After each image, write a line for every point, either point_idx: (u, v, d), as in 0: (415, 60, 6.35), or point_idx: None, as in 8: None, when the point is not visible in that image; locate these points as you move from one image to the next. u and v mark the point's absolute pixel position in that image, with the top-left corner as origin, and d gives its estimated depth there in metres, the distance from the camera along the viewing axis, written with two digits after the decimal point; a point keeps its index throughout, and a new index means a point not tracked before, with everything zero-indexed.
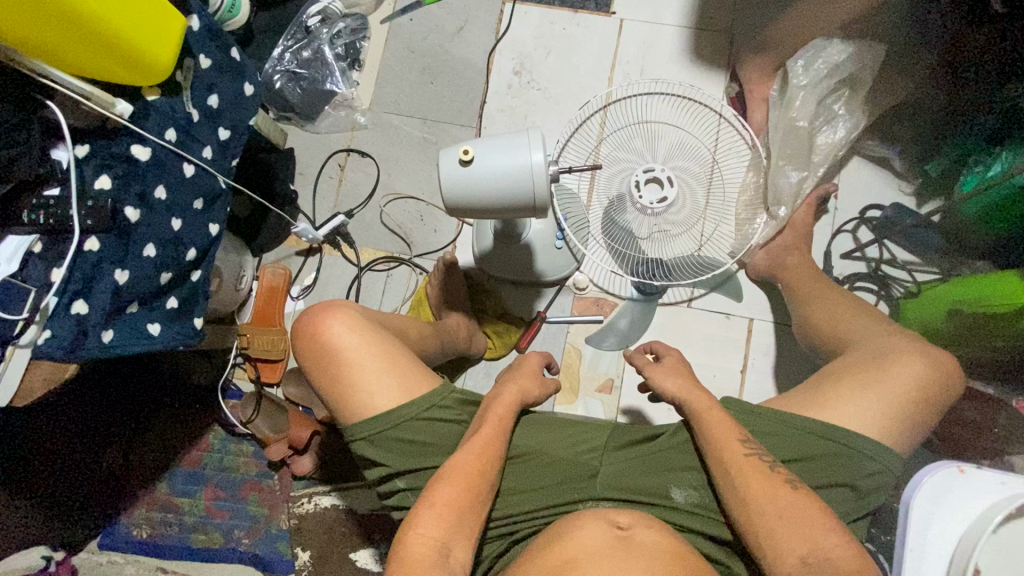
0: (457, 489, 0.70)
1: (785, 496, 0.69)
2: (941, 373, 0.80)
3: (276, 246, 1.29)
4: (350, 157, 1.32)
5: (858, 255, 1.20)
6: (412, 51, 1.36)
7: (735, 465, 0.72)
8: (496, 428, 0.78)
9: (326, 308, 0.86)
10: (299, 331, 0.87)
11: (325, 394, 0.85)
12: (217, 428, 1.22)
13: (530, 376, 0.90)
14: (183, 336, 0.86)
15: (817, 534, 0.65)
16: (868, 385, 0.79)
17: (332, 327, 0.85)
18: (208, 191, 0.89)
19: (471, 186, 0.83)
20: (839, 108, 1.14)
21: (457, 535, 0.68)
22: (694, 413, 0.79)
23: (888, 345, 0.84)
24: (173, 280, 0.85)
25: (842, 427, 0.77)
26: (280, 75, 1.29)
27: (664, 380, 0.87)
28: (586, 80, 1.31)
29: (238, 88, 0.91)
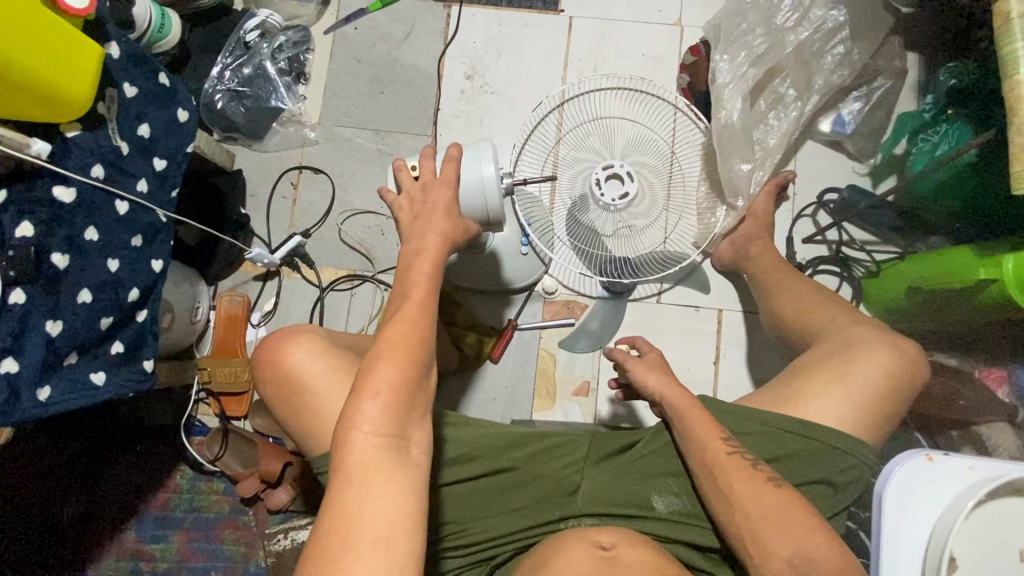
0: (389, 373, 0.58)
1: (770, 496, 0.68)
2: (907, 360, 0.81)
3: (233, 272, 1.24)
4: (302, 174, 1.27)
5: (819, 238, 1.21)
6: (359, 61, 1.31)
7: (718, 467, 0.72)
8: (427, 291, 0.63)
9: (290, 335, 0.83)
10: (262, 360, 0.83)
11: (292, 426, 0.81)
12: (183, 468, 1.16)
13: (443, 207, 0.71)
14: (133, 381, 0.82)
15: (799, 530, 0.65)
16: (840, 378, 0.80)
17: (295, 355, 0.81)
18: (147, 227, 0.84)
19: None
20: (787, 89, 1.12)
21: (411, 423, 0.59)
22: (675, 413, 0.78)
23: (856, 336, 0.85)
24: (116, 325, 0.80)
25: (818, 423, 0.77)
26: (221, 95, 1.22)
27: (647, 375, 0.85)
28: (541, 81, 1.29)
29: (170, 114, 0.86)
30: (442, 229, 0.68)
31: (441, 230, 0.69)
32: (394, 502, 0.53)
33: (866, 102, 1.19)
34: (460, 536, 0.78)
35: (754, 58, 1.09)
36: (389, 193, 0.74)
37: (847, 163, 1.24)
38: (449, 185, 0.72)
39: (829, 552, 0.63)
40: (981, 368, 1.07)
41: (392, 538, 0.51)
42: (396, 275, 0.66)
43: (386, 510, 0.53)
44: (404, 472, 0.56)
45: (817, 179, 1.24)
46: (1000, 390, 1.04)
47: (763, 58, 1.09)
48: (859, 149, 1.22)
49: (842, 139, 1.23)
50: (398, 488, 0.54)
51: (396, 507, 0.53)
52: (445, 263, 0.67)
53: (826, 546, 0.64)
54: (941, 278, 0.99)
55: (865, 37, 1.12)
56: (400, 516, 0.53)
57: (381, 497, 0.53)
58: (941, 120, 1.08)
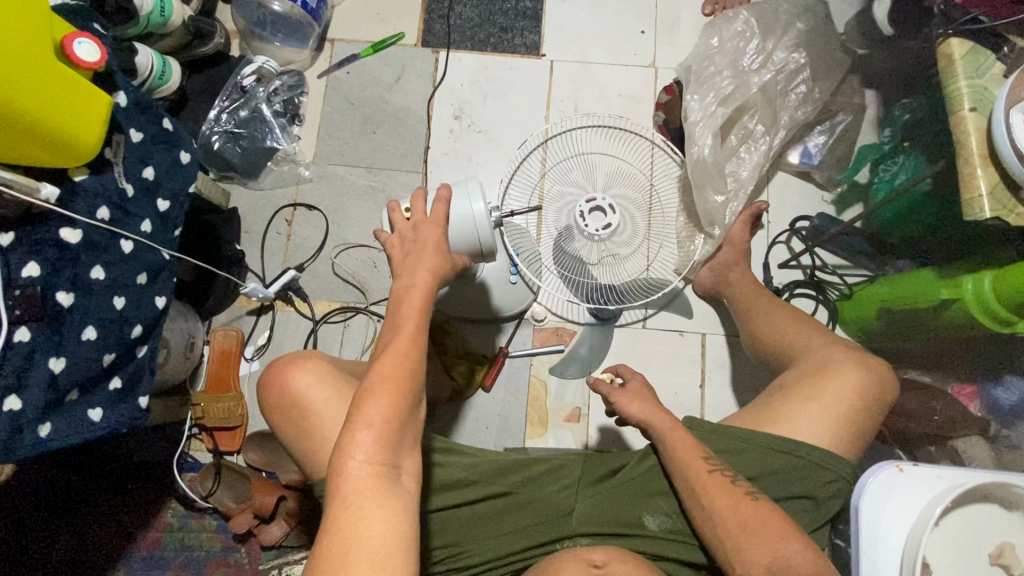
0: (381, 405, 0.60)
1: (747, 507, 0.71)
2: (880, 378, 0.86)
3: (227, 307, 1.26)
4: (297, 211, 1.31)
5: (793, 264, 1.28)
6: (352, 102, 1.37)
7: (700, 485, 0.75)
8: (417, 325, 0.66)
9: (295, 358, 0.85)
10: (266, 384, 0.85)
11: (295, 449, 0.83)
12: (175, 505, 1.15)
13: (433, 244, 0.75)
14: (130, 417, 0.83)
15: (775, 540, 0.68)
16: (815, 397, 0.84)
17: (299, 378, 0.83)
18: (151, 264, 0.86)
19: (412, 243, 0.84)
20: (756, 124, 1.19)
21: (402, 453, 0.61)
22: (659, 434, 0.81)
23: (831, 357, 0.89)
24: (117, 360, 0.81)
25: (797, 440, 0.81)
26: (218, 135, 1.27)
27: (630, 406, 0.88)
28: (525, 119, 1.37)
29: (172, 157, 0.90)
30: (432, 266, 0.72)
31: (430, 267, 0.72)
32: (386, 531, 0.55)
33: (829, 136, 1.27)
34: (456, 557, 0.80)
35: (723, 98, 1.17)
36: (383, 233, 0.78)
37: (815, 192, 1.31)
38: (438, 225, 0.76)
39: (801, 557, 0.66)
40: (953, 385, 1.13)
41: (386, 561, 0.53)
42: (388, 309, 0.69)
43: (379, 535, 0.55)
44: (397, 499, 0.58)
45: (789, 208, 1.31)
46: (972, 405, 1.09)
47: (731, 98, 1.17)
48: (827, 179, 1.29)
49: (810, 170, 1.30)
50: (391, 514, 0.56)
51: (388, 536, 0.55)
52: (434, 299, 0.71)
53: (800, 551, 0.67)
54: (909, 301, 1.05)
55: (824, 77, 1.20)
56: (392, 541, 0.55)
57: (373, 526, 0.55)
58: (899, 152, 1.15)
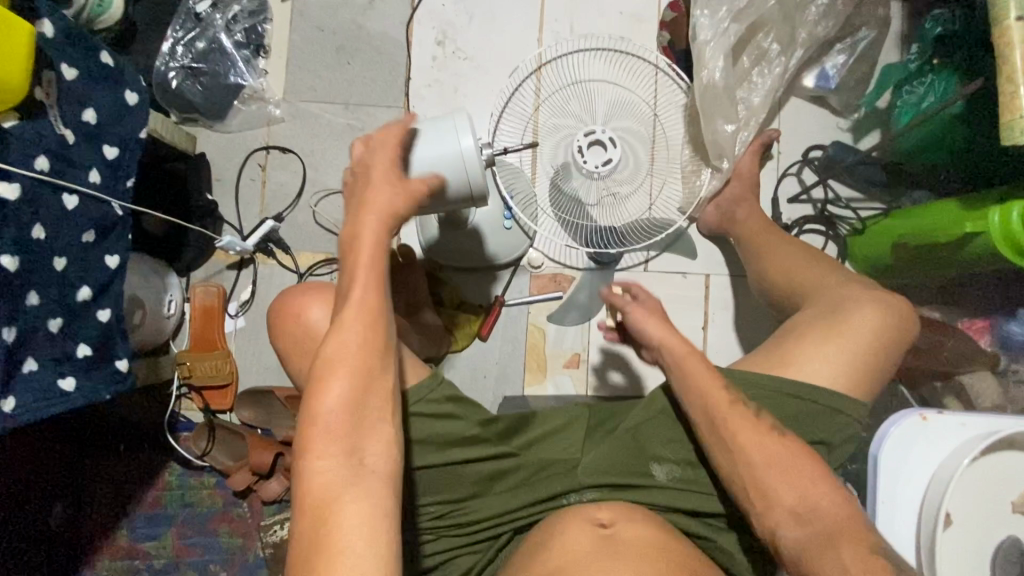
0: (335, 396, 0.56)
1: (773, 444, 0.69)
2: (899, 316, 0.81)
3: (205, 261, 1.19)
4: (270, 155, 1.21)
5: (804, 198, 1.21)
6: (321, 29, 1.23)
7: (722, 420, 0.71)
8: (369, 293, 0.60)
9: (311, 288, 0.78)
10: (278, 310, 0.78)
11: (306, 386, 0.78)
12: (171, 464, 1.14)
13: (385, 180, 0.64)
14: (104, 385, 0.79)
15: (806, 483, 0.67)
16: (831, 339, 0.80)
17: (312, 310, 0.76)
18: (100, 221, 0.78)
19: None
20: (772, 44, 1.09)
21: (367, 441, 0.57)
22: (674, 361, 0.77)
23: (847, 295, 0.85)
24: (81, 326, 0.76)
25: (811, 384, 0.77)
26: (176, 72, 1.13)
27: (644, 324, 0.81)
28: (515, 43, 1.23)
29: (116, 97, 0.79)
30: (381, 206, 0.62)
31: (383, 209, 0.63)
32: (356, 528, 0.52)
33: (850, 55, 1.15)
34: (463, 514, 0.78)
35: (737, 14, 1.04)
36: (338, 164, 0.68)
37: (830, 119, 1.22)
38: (391, 153, 0.66)
39: (829, 500, 0.65)
40: (963, 320, 1.09)
41: (359, 561, 0.51)
42: (339, 269, 0.62)
43: (349, 533, 0.52)
44: (366, 493, 0.54)
45: (801, 137, 1.22)
46: (982, 340, 1.07)
47: (745, 13, 1.04)
48: (843, 104, 1.19)
49: (826, 94, 1.19)
50: (360, 510, 0.53)
51: (357, 534, 0.52)
52: (387, 249, 0.62)
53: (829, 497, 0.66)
54: (924, 236, 1.01)
55: None
56: (364, 538, 0.52)
57: (343, 525, 0.52)
58: (926, 71, 1.03)
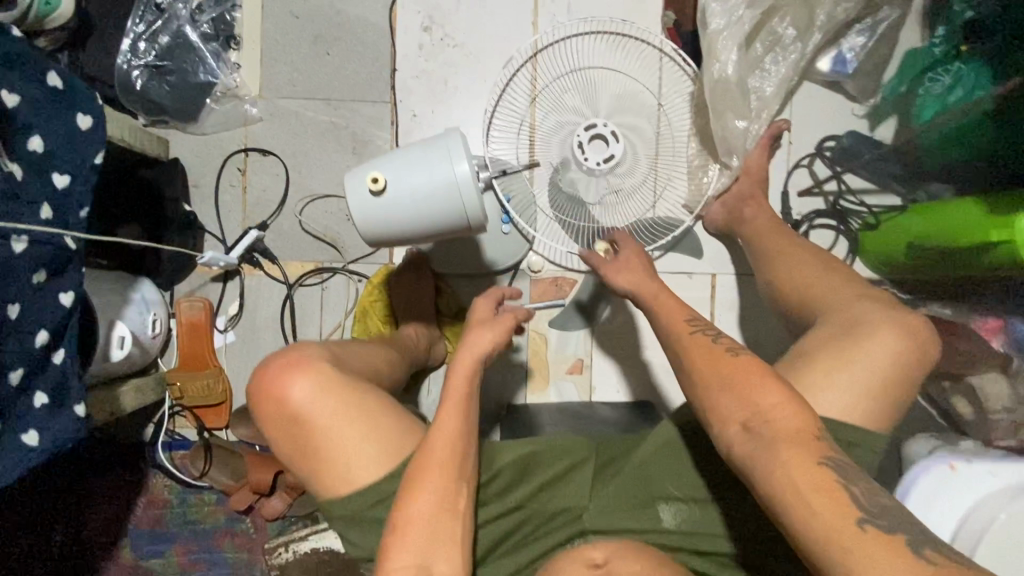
0: (422, 503, 0.66)
1: (729, 368, 0.70)
2: (916, 346, 0.79)
3: (188, 274, 1.13)
4: (249, 157, 1.13)
5: (816, 191, 1.15)
6: (296, 15, 1.12)
7: (687, 349, 0.76)
8: (463, 413, 0.71)
9: (288, 364, 0.71)
10: (256, 393, 0.72)
11: (297, 469, 0.72)
12: (170, 483, 1.11)
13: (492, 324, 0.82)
14: (68, 433, 0.75)
15: (751, 392, 0.66)
16: (844, 366, 0.78)
17: (294, 391, 0.70)
18: (54, 257, 0.72)
19: (382, 221, 0.67)
20: (786, 28, 1.00)
21: (438, 551, 0.65)
22: (649, 302, 0.86)
23: (866, 317, 0.82)
24: (26, 378, 0.71)
25: (825, 415, 0.76)
26: (139, 71, 1.04)
27: (616, 277, 0.92)
28: (509, 27, 1.14)
29: (67, 123, 0.72)
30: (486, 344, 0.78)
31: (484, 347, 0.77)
32: None
33: (870, 37, 1.07)
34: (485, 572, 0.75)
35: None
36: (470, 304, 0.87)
37: (845, 105, 1.15)
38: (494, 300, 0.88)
39: (780, 408, 0.63)
40: (976, 319, 1.05)
41: None
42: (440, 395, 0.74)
43: None
44: None
45: (814, 126, 1.15)
46: (994, 341, 1.03)
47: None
48: (859, 89, 1.12)
49: (842, 79, 1.12)
50: None
51: None
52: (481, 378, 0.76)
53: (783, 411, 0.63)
54: (938, 239, 0.97)
55: None
56: None
57: None
58: (952, 59, 0.96)
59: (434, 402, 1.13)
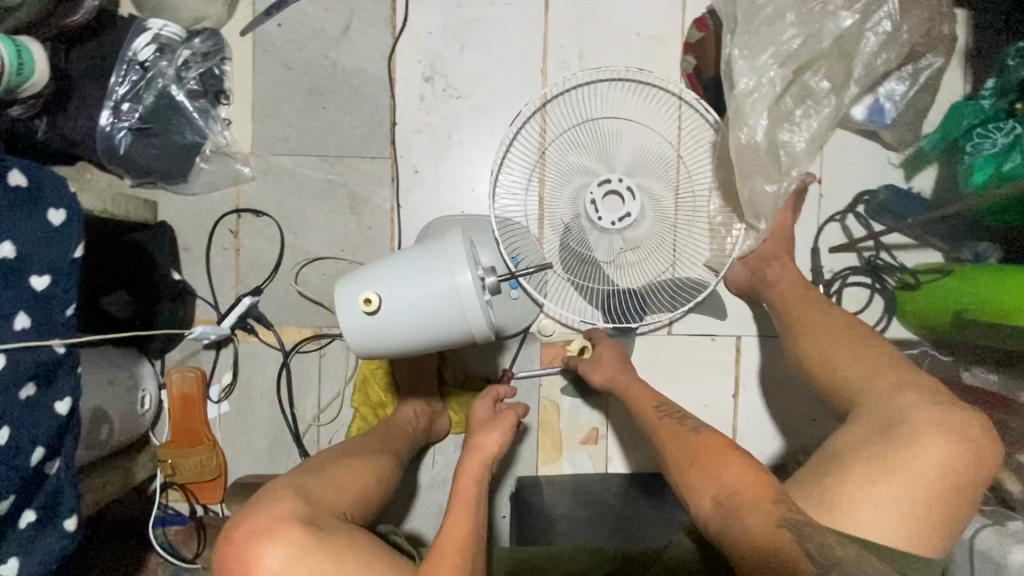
0: None
1: (697, 445, 0.77)
2: (972, 451, 0.71)
3: (179, 342, 1.07)
4: (242, 219, 1.06)
5: (848, 248, 1.07)
6: (289, 68, 1.06)
7: (662, 432, 0.82)
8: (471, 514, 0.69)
9: (259, 526, 0.67)
10: (227, 565, 0.67)
11: None
12: (162, 562, 1.05)
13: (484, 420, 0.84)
14: (50, 552, 0.69)
15: (719, 468, 0.73)
16: (883, 478, 0.70)
17: (266, 559, 0.65)
18: (42, 366, 0.66)
19: (377, 338, 0.64)
20: (820, 82, 0.92)
21: None
22: (623, 392, 0.93)
23: (907, 412, 0.74)
24: (17, 498, 0.65)
25: (872, 540, 0.66)
26: (124, 133, 0.98)
27: (595, 369, 0.97)
28: (516, 75, 1.06)
29: (36, 222, 0.65)
30: (488, 441, 0.78)
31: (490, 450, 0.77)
32: None
33: (911, 85, 0.98)
34: None
35: (783, 57, 0.89)
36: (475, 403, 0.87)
37: (880, 155, 1.06)
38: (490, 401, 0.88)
39: (737, 476, 0.70)
40: None
41: None
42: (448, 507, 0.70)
43: None
44: None
45: (847, 177, 1.07)
46: None
47: (792, 57, 0.89)
48: (897, 139, 1.03)
49: (879, 128, 1.03)
50: None
51: None
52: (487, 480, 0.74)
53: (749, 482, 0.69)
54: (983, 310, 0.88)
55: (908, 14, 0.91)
56: None
57: None
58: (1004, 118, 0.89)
59: (437, 476, 1.06)
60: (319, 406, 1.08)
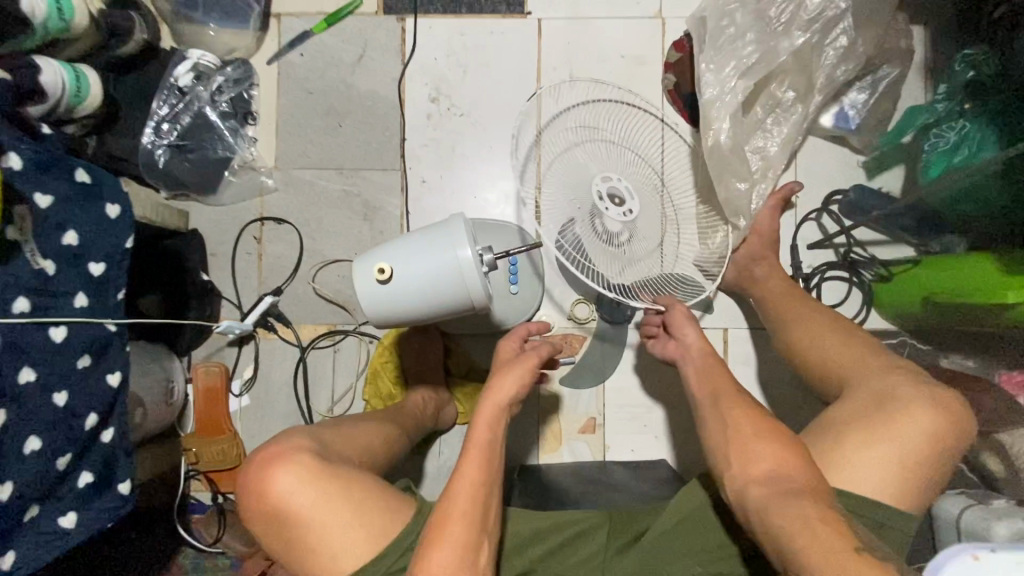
0: (444, 553, 0.64)
1: (750, 418, 0.76)
2: (951, 418, 0.79)
3: (205, 340, 1.15)
4: (265, 226, 1.17)
5: (826, 244, 1.14)
6: (310, 92, 1.18)
7: (718, 397, 0.82)
8: (484, 460, 0.70)
9: (275, 455, 0.73)
10: (244, 487, 0.74)
11: (285, 559, 0.73)
12: (185, 550, 1.11)
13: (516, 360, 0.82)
14: (108, 512, 0.77)
15: (757, 443, 0.73)
16: (874, 443, 0.78)
17: (279, 482, 0.71)
18: (98, 340, 0.75)
19: (389, 304, 0.72)
20: (784, 92, 1.04)
21: None
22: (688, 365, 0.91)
23: (898, 390, 0.81)
24: (74, 460, 0.73)
25: (856, 495, 0.75)
26: (163, 150, 1.10)
27: (686, 330, 0.92)
28: (513, 94, 1.18)
29: (97, 214, 0.75)
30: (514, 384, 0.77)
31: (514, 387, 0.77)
32: None
33: (871, 94, 1.09)
34: None
35: (745, 70, 1.00)
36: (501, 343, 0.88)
37: (851, 159, 1.15)
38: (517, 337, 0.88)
39: (772, 453, 0.71)
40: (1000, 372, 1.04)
41: None
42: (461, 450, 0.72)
43: None
44: None
45: (820, 179, 1.15)
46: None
47: (753, 71, 1.00)
48: (864, 143, 1.12)
49: (846, 133, 1.12)
50: None
51: None
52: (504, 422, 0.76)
53: (803, 469, 0.69)
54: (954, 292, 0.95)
55: (862, 32, 1.02)
56: None
57: None
58: (956, 115, 0.97)
59: (443, 465, 1.12)
60: (333, 398, 1.15)
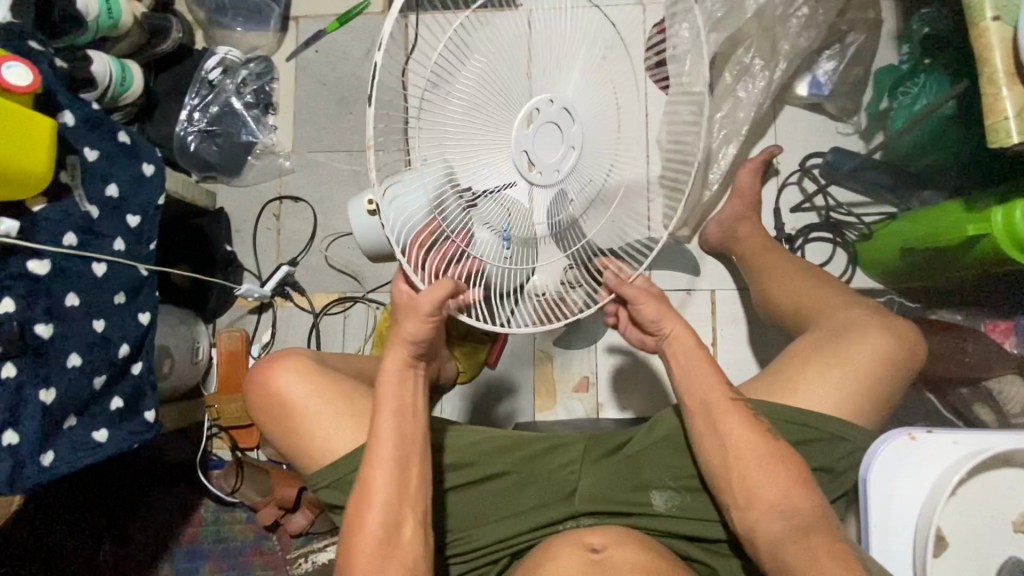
0: (381, 486, 0.72)
1: (762, 443, 0.72)
2: (904, 340, 0.82)
3: (229, 308, 1.27)
4: (283, 205, 1.29)
5: (807, 206, 1.19)
6: (324, 83, 1.31)
7: (712, 405, 0.75)
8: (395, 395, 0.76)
9: (277, 357, 0.84)
10: (250, 382, 0.85)
11: (285, 447, 0.84)
12: (206, 501, 1.20)
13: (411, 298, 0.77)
14: (134, 434, 0.86)
15: (767, 480, 0.71)
16: (832, 368, 0.80)
17: (281, 377, 0.82)
18: (131, 282, 0.86)
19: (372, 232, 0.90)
20: (752, 59, 1.10)
21: (402, 526, 0.71)
22: (667, 346, 0.81)
23: (850, 321, 0.85)
24: (109, 383, 0.83)
25: (816, 412, 0.78)
26: (194, 136, 1.23)
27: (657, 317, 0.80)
28: None
29: (134, 171, 0.87)
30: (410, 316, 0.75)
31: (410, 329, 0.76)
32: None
33: (840, 61, 1.14)
34: (464, 540, 0.83)
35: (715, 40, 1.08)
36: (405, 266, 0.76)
37: (829, 125, 1.20)
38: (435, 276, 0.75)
39: (777, 491, 0.70)
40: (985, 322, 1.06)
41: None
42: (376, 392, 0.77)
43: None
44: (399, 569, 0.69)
45: (799, 145, 1.21)
46: (1008, 342, 1.05)
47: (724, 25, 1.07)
48: (840, 109, 1.18)
49: (820, 99, 1.18)
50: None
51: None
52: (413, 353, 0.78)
53: (808, 501, 0.69)
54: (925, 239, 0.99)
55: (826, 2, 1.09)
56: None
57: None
58: (919, 72, 1.05)
59: None
60: None
